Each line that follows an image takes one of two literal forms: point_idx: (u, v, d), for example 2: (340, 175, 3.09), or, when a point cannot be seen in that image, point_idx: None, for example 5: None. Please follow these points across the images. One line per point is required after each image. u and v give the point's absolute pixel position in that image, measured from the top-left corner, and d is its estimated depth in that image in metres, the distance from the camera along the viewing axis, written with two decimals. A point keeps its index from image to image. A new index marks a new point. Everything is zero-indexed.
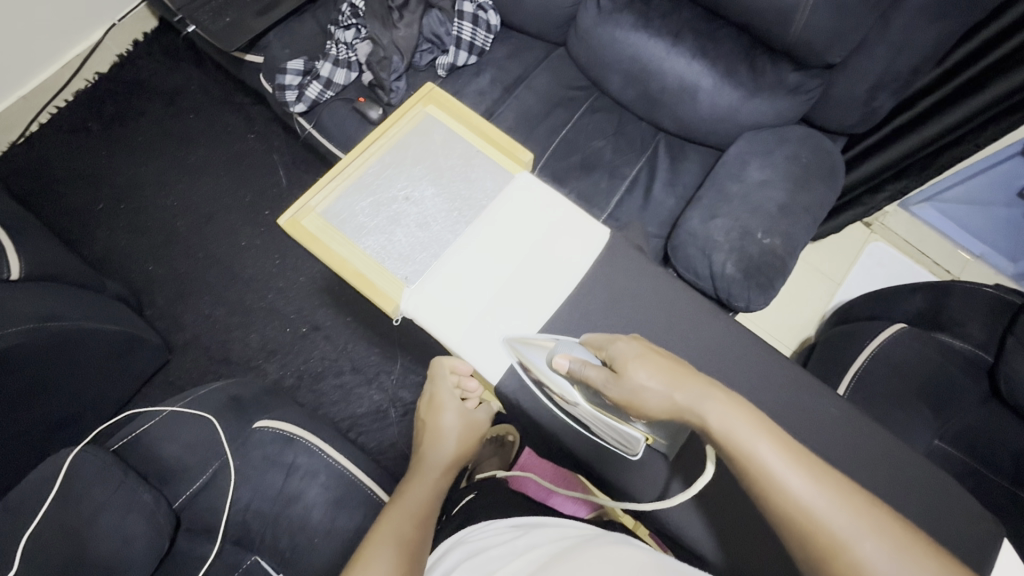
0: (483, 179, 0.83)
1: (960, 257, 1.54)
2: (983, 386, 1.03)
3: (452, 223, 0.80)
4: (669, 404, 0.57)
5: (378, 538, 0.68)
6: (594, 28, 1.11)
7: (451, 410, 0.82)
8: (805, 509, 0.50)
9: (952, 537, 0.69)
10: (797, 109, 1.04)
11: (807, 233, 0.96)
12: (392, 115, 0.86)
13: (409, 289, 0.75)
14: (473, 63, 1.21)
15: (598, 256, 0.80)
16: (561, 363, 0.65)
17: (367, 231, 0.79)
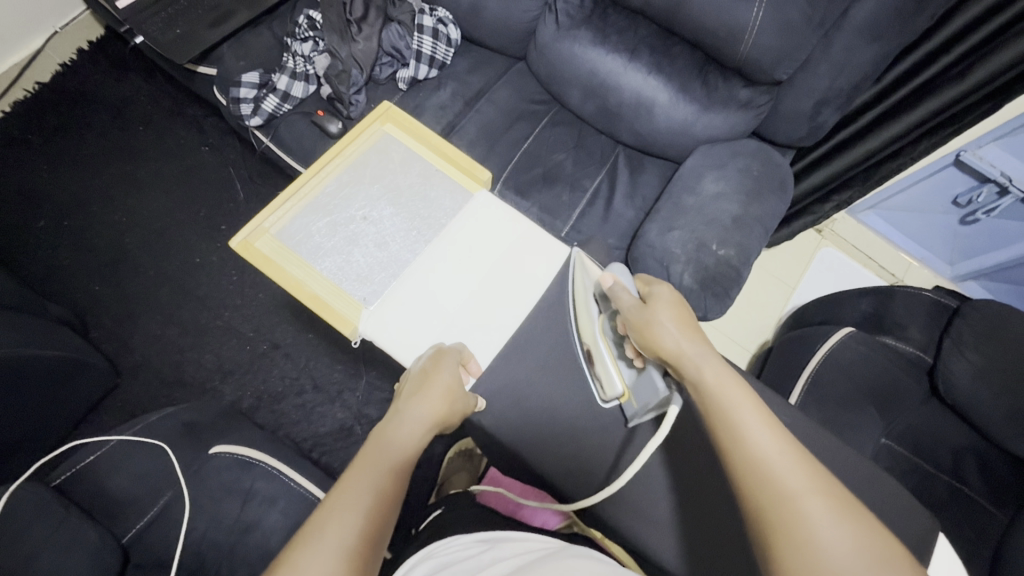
0: (442, 198, 0.83)
1: (903, 261, 1.63)
2: (924, 385, 1.10)
3: (411, 242, 0.80)
4: (674, 348, 0.60)
5: (336, 502, 0.49)
6: (553, 44, 1.13)
7: (446, 376, 0.67)
8: (763, 462, 0.49)
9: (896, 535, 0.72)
10: (748, 124, 1.08)
11: (759, 242, 1.00)
12: (349, 133, 0.85)
13: (367, 310, 0.75)
14: (434, 76, 1.21)
15: (558, 273, 0.81)
16: (608, 279, 0.71)
17: (322, 253, 0.77)
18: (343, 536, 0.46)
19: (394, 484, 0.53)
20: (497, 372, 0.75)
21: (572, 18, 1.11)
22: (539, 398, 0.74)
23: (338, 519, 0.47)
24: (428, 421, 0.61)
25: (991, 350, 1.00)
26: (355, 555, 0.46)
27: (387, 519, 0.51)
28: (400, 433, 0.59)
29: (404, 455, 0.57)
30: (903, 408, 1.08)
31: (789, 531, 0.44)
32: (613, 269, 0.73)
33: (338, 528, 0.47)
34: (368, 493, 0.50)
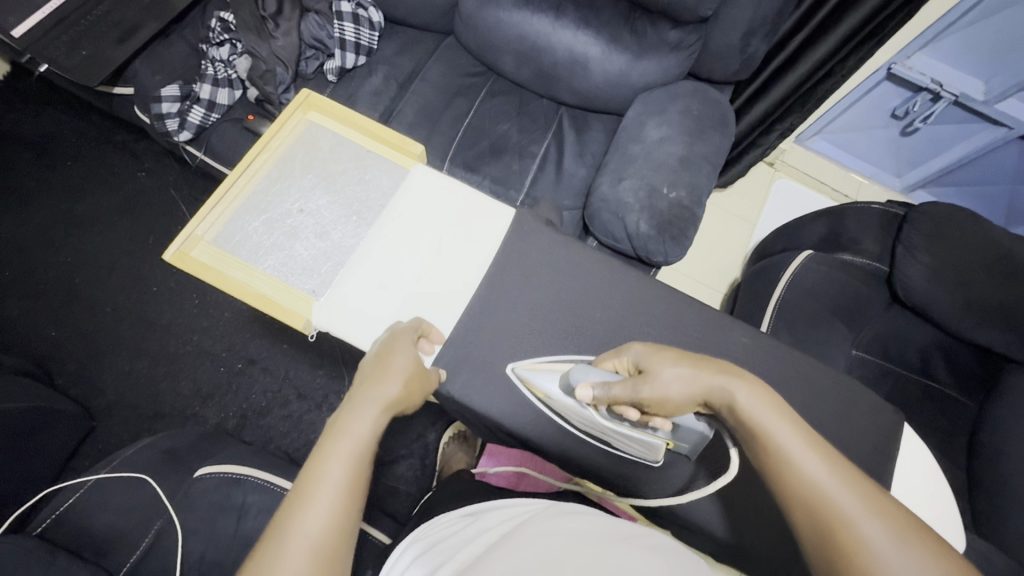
0: (378, 178, 0.82)
1: (855, 180, 1.69)
2: (884, 293, 1.14)
3: (352, 228, 0.79)
4: (696, 387, 0.57)
5: (298, 501, 0.50)
6: (476, 12, 1.11)
7: (403, 352, 0.65)
8: (813, 486, 0.48)
9: (879, 437, 0.74)
10: (682, 65, 1.08)
11: (708, 180, 1.01)
12: (272, 127, 0.82)
13: (318, 302, 0.73)
14: (362, 63, 1.18)
15: (506, 234, 0.80)
16: (583, 392, 0.60)
17: (263, 252, 0.76)
18: (307, 533, 0.48)
19: (355, 470, 0.53)
20: (467, 342, 0.73)
21: None
22: (514, 360, 0.73)
23: (302, 516, 0.49)
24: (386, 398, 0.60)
25: (939, 249, 1.04)
26: (322, 548, 0.48)
27: (352, 506, 0.51)
28: (357, 416, 0.57)
29: (363, 437, 0.56)
30: (868, 318, 1.12)
31: (853, 560, 0.44)
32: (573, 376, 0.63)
33: (303, 524, 0.48)
34: (331, 486, 0.51)
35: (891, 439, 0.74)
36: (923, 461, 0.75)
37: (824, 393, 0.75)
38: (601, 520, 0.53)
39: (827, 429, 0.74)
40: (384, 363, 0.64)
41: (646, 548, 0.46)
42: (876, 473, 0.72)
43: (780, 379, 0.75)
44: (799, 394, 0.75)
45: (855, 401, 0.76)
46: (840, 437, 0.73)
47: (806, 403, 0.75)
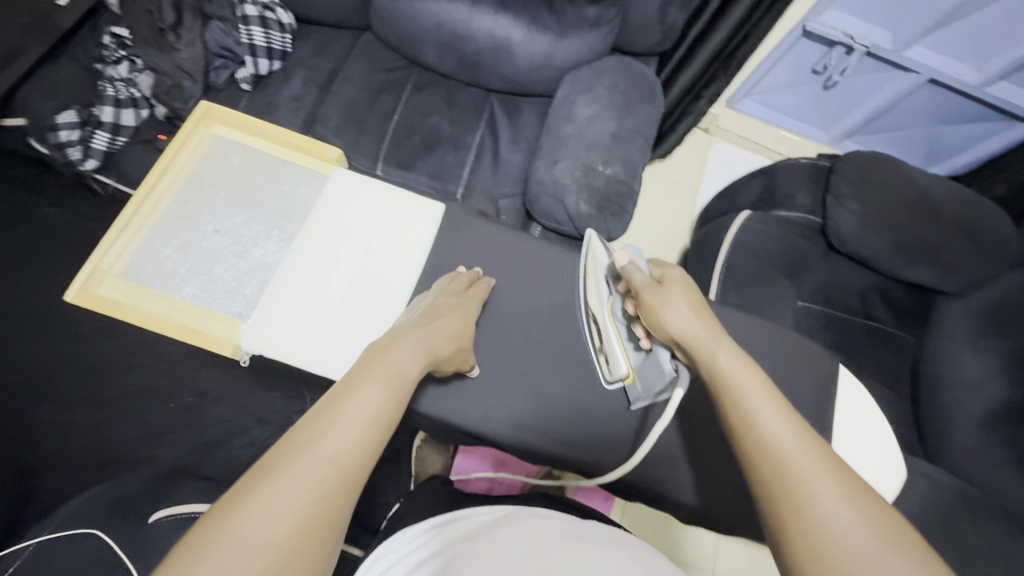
0: (296, 188, 0.79)
1: (786, 137, 1.74)
2: (821, 243, 1.18)
3: (274, 243, 0.76)
4: (686, 328, 0.59)
5: (330, 413, 0.47)
6: (390, 4, 1.07)
7: (467, 316, 0.67)
8: (775, 447, 0.49)
9: (822, 382, 0.78)
10: (605, 40, 1.08)
11: (642, 153, 1.02)
12: (173, 146, 0.78)
13: (245, 325, 0.70)
14: (277, 68, 1.13)
15: (438, 229, 0.79)
16: (621, 258, 0.67)
17: (179, 279, 0.72)
18: (336, 450, 0.44)
19: (392, 402, 0.51)
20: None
21: None
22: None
23: (333, 431, 0.45)
24: (433, 347, 0.60)
25: (865, 195, 1.09)
26: (349, 470, 0.44)
27: (381, 439, 0.49)
28: (406, 347, 0.58)
29: (405, 376, 0.55)
30: (807, 269, 1.17)
31: (799, 515, 0.44)
32: (626, 248, 0.70)
33: (334, 437, 0.45)
34: (366, 408, 0.48)
35: (832, 383, 0.78)
36: (863, 402, 0.78)
37: (768, 350, 0.78)
38: (566, 521, 0.54)
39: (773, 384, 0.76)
40: (436, 316, 0.65)
41: (610, 544, 0.48)
42: (821, 420, 0.76)
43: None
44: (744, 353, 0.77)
45: (797, 353, 0.79)
46: (785, 388, 0.76)
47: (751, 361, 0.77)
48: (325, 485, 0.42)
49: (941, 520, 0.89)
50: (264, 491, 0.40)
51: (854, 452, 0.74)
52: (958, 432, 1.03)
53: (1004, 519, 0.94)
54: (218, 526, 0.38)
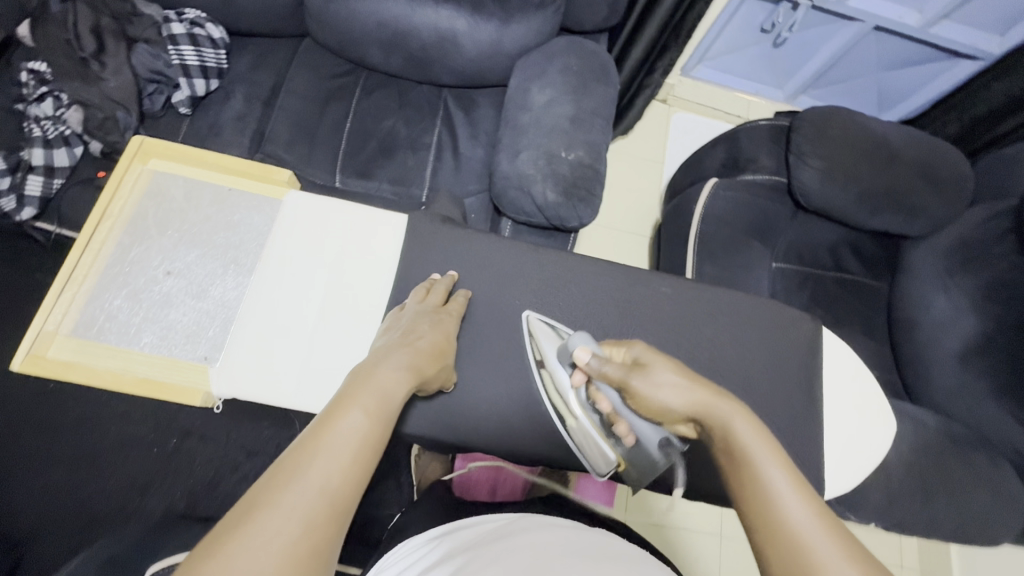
0: (248, 216, 0.75)
1: (742, 100, 1.75)
2: (788, 203, 1.19)
3: (232, 278, 0.72)
4: (686, 405, 0.55)
5: (317, 441, 0.45)
6: (325, 7, 1.02)
7: (447, 333, 0.66)
8: (788, 530, 0.43)
9: (806, 345, 0.78)
10: (551, 22, 1.05)
11: (603, 134, 1.00)
12: (109, 189, 0.74)
13: (212, 368, 0.67)
14: (216, 87, 1.07)
15: (403, 242, 0.76)
16: (581, 356, 0.63)
17: (135, 330, 0.68)
18: (322, 476, 0.43)
19: (378, 424, 0.50)
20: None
21: None
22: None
23: (319, 459, 0.43)
24: (417, 365, 0.59)
25: (826, 150, 1.10)
26: (338, 500, 0.42)
27: (371, 462, 0.47)
28: (392, 371, 0.55)
29: (391, 397, 0.53)
30: (778, 230, 1.18)
31: None
32: (573, 343, 0.65)
33: (321, 466, 0.43)
34: (351, 435, 0.47)
35: (817, 344, 0.78)
36: (847, 361, 0.80)
37: (750, 320, 0.78)
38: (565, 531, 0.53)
39: (759, 354, 0.77)
40: (416, 334, 0.63)
41: (615, 561, 0.46)
42: (808, 381, 0.76)
43: (707, 316, 0.77)
44: (727, 327, 0.77)
45: (778, 319, 0.79)
46: (771, 356, 0.77)
47: (735, 333, 0.77)
48: (313, 517, 0.40)
49: (931, 458, 0.92)
50: (251, 527, 0.38)
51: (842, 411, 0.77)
52: (937, 370, 1.07)
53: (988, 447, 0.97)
54: (204, 570, 0.35)
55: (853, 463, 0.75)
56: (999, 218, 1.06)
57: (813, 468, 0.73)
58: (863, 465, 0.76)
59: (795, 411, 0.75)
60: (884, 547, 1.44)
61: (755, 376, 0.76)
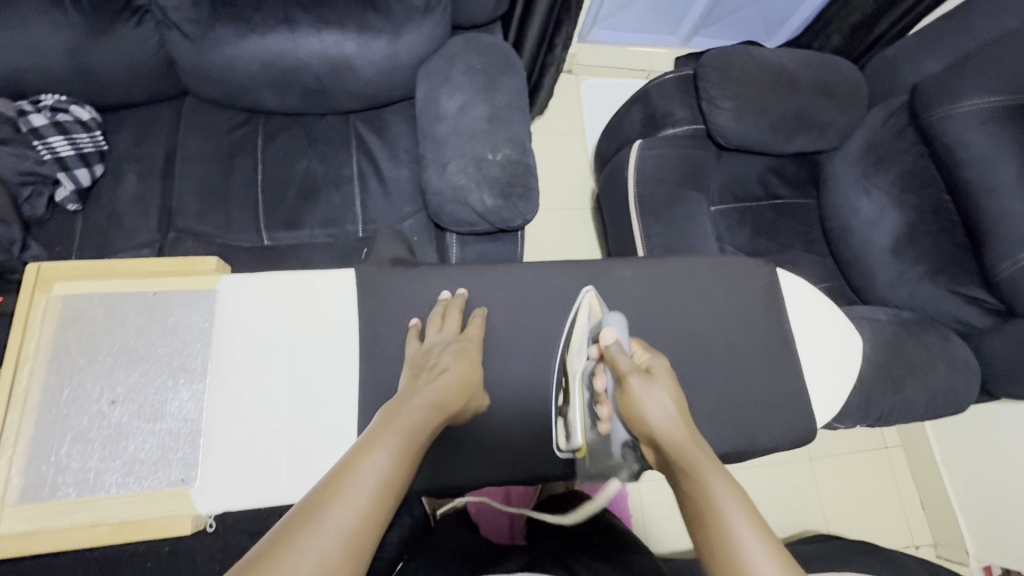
0: (183, 316, 0.70)
1: (642, 53, 1.78)
2: (711, 146, 1.23)
3: (187, 387, 0.67)
4: (664, 420, 0.59)
5: (338, 482, 0.48)
6: (200, 61, 0.95)
7: (470, 362, 0.68)
8: (710, 502, 0.50)
9: (766, 288, 0.81)
10: (442, 24, 1.01)
11: (524, 125, 0.99)
12: (14, 329, 0.66)
13: (195, 488, 0.63)
14: (102, 172, 0.98)
15: (357, 299, 0.73)
16: (607, 337, 0.66)
17: (95, 474, 0.63)
18: (341, 521, 0.45)
19: (401, 467, 0.52)
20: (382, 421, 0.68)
21: (197, 23, 0.91)
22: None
23: (340, 504, 0.46)
24: (442, 402, 0.61)
25: (734, 90, 1.13)
26: (354, 542, 0.45)
27: (388, 506, 0.49)
28: (416, 409, 0.59)
29: (414, 438, 0.56)
30: (709, 174, 1.22)
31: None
32: (609, 322, 0.68)
33: (340, 509, 0.46)
34: (373, 476, 0.50)
35: (775, 286, 0.82)
36: (807, 292, 0.85)
37: (711, 281, 0.81)
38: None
39: (726, 310, 0.80)
40: (442, 367, 0.65)
41: None
42: (776, 322, 0.80)
43: (671, 289, 0.79)
44: (691, 294, 0.80)
45: (735, 271, 0.82)
46: (737, 308, 0.80)
47: (700, 297, 0.80)
48: (330, 555, 0.43)
49: (892, 350, 0.99)
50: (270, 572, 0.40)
51: (811, 341, 0.82)
52: (877, 268, 1.14)
53: (934, 325, 1.07)
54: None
55: (829, 390, 0.80)
56: (897, 117, 1.17)
57: (800, 404, 0.77)
58: (840, 387, 0.81)
59: (771, 354, 0.78)
60: (866, 434, 1.57)
61: (728, 332, 0.79)
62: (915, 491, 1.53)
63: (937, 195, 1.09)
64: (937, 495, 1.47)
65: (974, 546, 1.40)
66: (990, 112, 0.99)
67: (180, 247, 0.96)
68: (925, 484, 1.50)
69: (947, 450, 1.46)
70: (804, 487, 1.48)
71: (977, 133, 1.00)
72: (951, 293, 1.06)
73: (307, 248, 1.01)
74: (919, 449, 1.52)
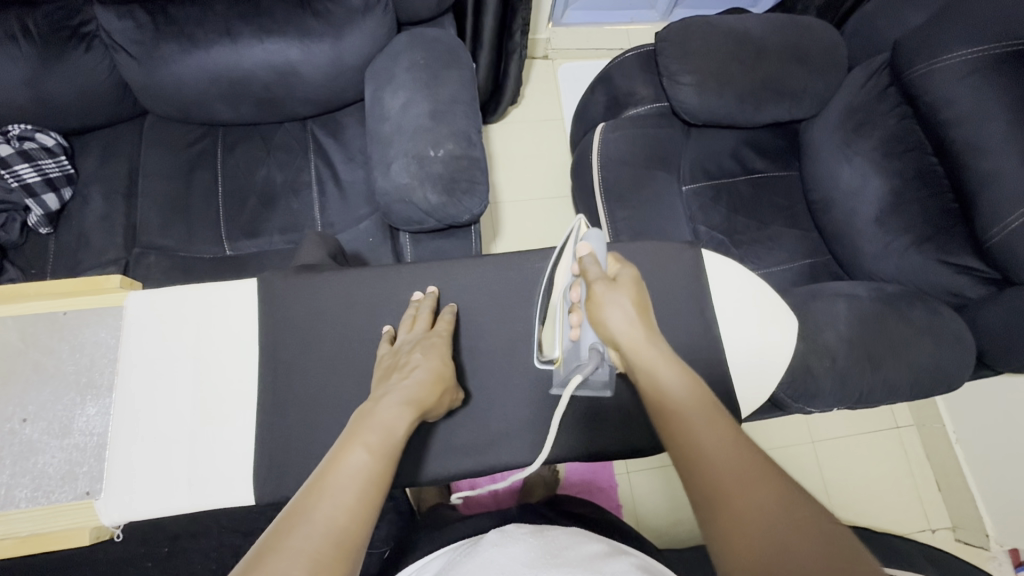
0: (92, 332, 0.72)
1: (622, 31, 1.72)
2: (680, 123, 1.18)
3: (94, 402, 0.70)
4: (626, 333, 0.59)
5: (321, 483, 0.50)
6: (150, 80, 0.97)
7: (442, 359, 0.68)
8: (714, 461, 0.49)
9: (688, 275, 0.79)
10: (386, 22, 1.00)
11: (470, 117, 0.97)
12: None
13: (99, 500, 0.66)
14: (70, 195, 1.03)
15: (260, 307, 0.74)
16: (581, 250, 0.65)
17: (6, 490, 0.66)
18: (332, 516, 0.47)
19: (382, 462, 0.54)
20: (287, 432, 0.70)
21: (142, 43, 0.93)
22: (339, 422, 0.71)
23: (326, 499, 0.48)
24: (416, 400, 0.61)
25: (695, 62, 1.08)
26: (344, 539, 0.46)
27: (375, 498, 0.51)
28: (387, 408, 0.59)
29: (393, 434, 0.57)
30: (677, 152, 1.17)
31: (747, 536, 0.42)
32: (585, 236, 0.67)
33: (323, 505, 0.48)
34: (354, 472, 0.51)
35: (698, 272, 0.79)
36: (738, 274, 0.82)
37: (631, 270, 0.79)
38: (563, 536, 0.66)
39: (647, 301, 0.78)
40: (412, 365, 0.65)
41: (591, 547, 0.61)
42: (700, 310, 0.78)
43: None
44: None
45: (655, 259, 0.79)
46: (657, 298, 0.78)
47: None
48: (319, 551, 0.44)
49: (874, 326, 0.93)
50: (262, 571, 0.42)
51: (745, 329, 0.79)
52: (861, 239, 1.07)
53: (926, 297, 0.99)
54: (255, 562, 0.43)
55: (756, 373, 0.78)
56: (877, 76, 1.08)
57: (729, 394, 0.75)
58: (773, 372, 0.78)
59: (694, 342, 0.76)
60: (876, 414, 1.48)
61: None
62: (930, 472, 1.44)
63: (923, 157, 1.01)
64: (952, 476, 1.39)
65: (994, 529, 1.32)
66: (975, 64, 0.91)
67: (143, 262, 0.99)
68: (940, 464, 1.42)
69: (963, 428, 1.37)
70: (807, 472, 1.42)
71: (963, 86, 0.92)
72: (941, 263, 0.98)
73: (267, 255, 1.03)
74: (931, 428, 1.44)
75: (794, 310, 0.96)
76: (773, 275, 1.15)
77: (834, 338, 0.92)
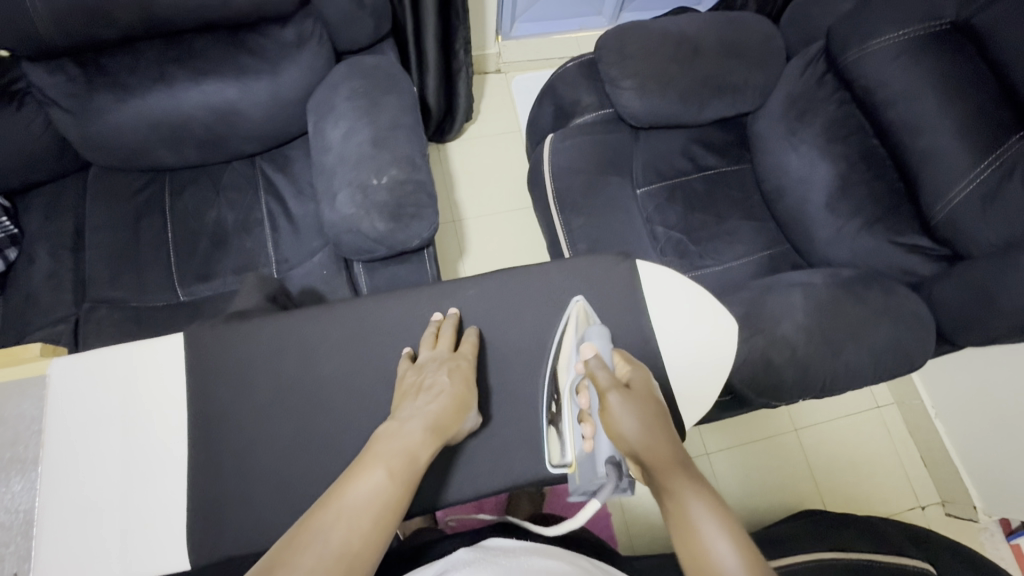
0: (14, 403, 0.71)
1: (572, 39, 1.74)
2: (628, 127, 1.19)
3: (17, 476, 0.69)
4: (638, 440, 0.57)
5: (335, 505, 0.53)
6: (86, 131, 0.96)
7: (467, 387, 0.69)
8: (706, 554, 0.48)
9: (624, 286, 0.79)
10: (322, 52, 1.00)
11: (413, 141, 0.97)
12: None
13: None
14: (15, 255, 1.02)
15: (189, 362, 0.73)
16: (587, 351, 0.65)
17: None
18: (346, 541, 0.51)
19: (398, 486, 0.57)
20: (225, 491, 0.69)
21: (75, 96, 0.93)
22: (280, 469, 0.70)
23: (339, 527, 0.51)
24: (439, 424, 0.63)
25: (635, 66, 1.09)
26: (354, 562, 0.50)
27: (384, 521, 0.54)
28: (409, 433, 0.61)
29: (416, 459, 0.59)
30: (628, 156, 1.18)
31: None
32: (591, 336, 0.67)
33: (338, 531, 0.51)
34: (366, 499, 0.54)
35: (634, 282, 0.80)
36: (675, 280, 0.82)
37: (568, 287, 0.79)
38: (523, 555, 0.64)
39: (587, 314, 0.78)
40: (437, 386, 0.67)
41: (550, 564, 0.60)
42: (639, 319, 0.78)
43: (517, 304, 0.79)
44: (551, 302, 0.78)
45: (592, 273, 0.80)
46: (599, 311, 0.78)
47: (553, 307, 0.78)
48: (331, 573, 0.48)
49: (832, 314, 0.93)
50: None
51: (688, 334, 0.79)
52: (815, 226, 1.07)
53: (883, 278, 0.99)
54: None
55: (703, 376, 0.78)
56: (814, 65, 1.09)
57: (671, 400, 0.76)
58: (716, 373, 0.78)
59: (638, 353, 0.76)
60: (856, 396, 1.49)
61: None
62: (915, 449, 1.45)
63: (865, 141, 1.02)
64: (937, 451, 1.39)
65: (981, 501, 1.33)
66: (904, 47, 0.93)
67: (94, 316, 0.97)
68: (924, 441, 1.42)
69: (941, 403, 1.38)
70: (792, 461, 1.42)
71: (895, 69, 0.93)
72: (892, 244, 0.99)
73: (222, 296, 1.02)
74: (911, 405, 1.44)
75: (752, 304, 0.96)
76: (734, 269, 1.15)
77: (793, 328, 0.92)
